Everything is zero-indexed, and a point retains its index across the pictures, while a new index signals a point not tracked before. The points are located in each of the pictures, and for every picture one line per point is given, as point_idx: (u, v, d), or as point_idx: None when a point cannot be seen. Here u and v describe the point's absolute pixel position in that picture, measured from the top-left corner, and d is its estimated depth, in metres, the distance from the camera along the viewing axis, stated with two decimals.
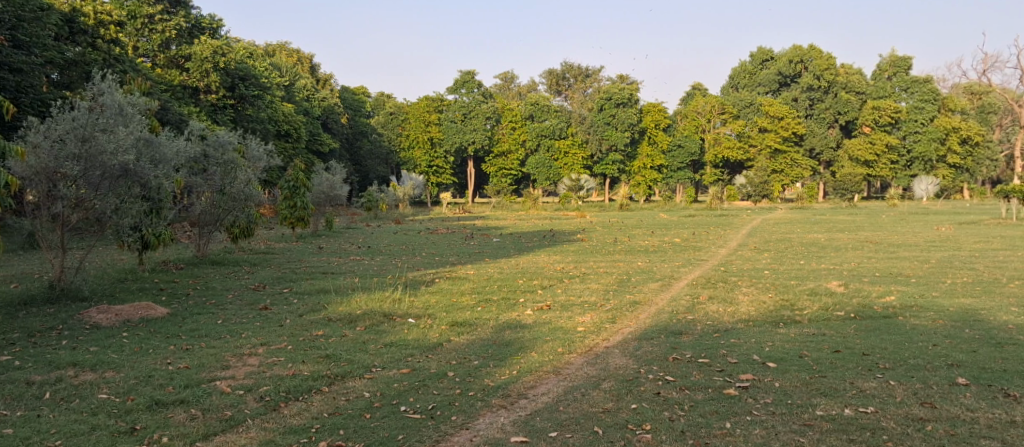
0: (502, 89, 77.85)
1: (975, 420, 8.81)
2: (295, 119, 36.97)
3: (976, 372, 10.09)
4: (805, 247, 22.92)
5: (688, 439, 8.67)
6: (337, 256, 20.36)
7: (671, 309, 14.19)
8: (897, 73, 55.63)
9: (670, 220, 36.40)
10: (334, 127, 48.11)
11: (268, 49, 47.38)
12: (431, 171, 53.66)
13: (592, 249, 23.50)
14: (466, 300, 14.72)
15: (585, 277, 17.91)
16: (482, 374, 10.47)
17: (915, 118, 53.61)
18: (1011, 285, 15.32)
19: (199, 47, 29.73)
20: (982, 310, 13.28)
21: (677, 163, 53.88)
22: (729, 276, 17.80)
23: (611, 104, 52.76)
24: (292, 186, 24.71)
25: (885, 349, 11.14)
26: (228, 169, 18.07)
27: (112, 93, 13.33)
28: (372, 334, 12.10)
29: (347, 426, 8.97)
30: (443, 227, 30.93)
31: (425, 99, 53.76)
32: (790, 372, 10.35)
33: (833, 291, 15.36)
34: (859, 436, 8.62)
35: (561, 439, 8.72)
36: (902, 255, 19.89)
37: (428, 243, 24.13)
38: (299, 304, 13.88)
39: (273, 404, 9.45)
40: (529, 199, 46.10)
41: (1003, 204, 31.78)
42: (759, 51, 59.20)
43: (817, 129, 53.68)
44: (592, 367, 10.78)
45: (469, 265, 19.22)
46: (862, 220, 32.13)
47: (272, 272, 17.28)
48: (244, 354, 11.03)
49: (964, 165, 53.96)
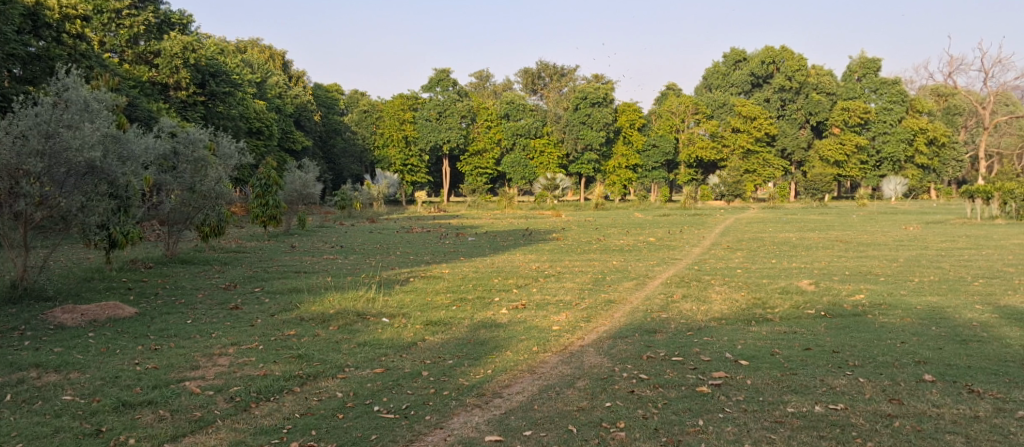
0: (477, 87, 77.90)
1: (941, 416, 8.97)
2: (267, 116, 36.75)
3: (942, 369, 10.28)
4: (777, 246, 23.11)
5: (662, 436, 8.75)
6: (309, 254, 20.28)
7: (645, 308, 14.25)
8: (866, 75, 56.00)
9: (645, 220, 36.43)
10: (306, 124, 47.72)
11: (239, 45, 46.92)
12: (406, 170, 53.69)
13: (567, 249, 23.51)
14: (441, 299, 14.71)
15: (560, 276, 17.95)
16: (456, 373, 10.48)
17: (884, 119, 54.21)
18: (976, 283, 15.61)
19: (169, 43, 29.45)
20: (948, 307, 13.53)
21: (651, 163, 54.42)
22: (702, 275, 17.88)
23: (586, 104, 53.08)
24: (264, 184, 24.49)
25: (855, 347, 11.31)
26: (198, 167, 17.85)
27: (78, 88, 13.09)
28: (345, 334, 12.07)
29: (320, 426, 8.95)
30: (417, 226, 30.17)
31: (399, 97, 53.58)
32: (762, 369, 10.49)
33: (803, 289, 15.58)
34: (829, 433, 8.74)
35: (535, 438, 8.75)
36: (871, 255, 20.12)
37: (402, 242, 23.94)
38: (271, 304, 13.78)
39: (244, 405, 9.40)
40: (505, 198, 46.01)
41: (969, 204, 32.22)
42: (732, 52, 59.83)
43: (788, 130, 54.25)
44: (566, 366, 10.83)
45: (443, 265, 19.15)
46: (832, 220, 32.43)
47: (243, 271, 17.16)
48: (214, 354, 10.94)
49: (931, 165, 55.03)
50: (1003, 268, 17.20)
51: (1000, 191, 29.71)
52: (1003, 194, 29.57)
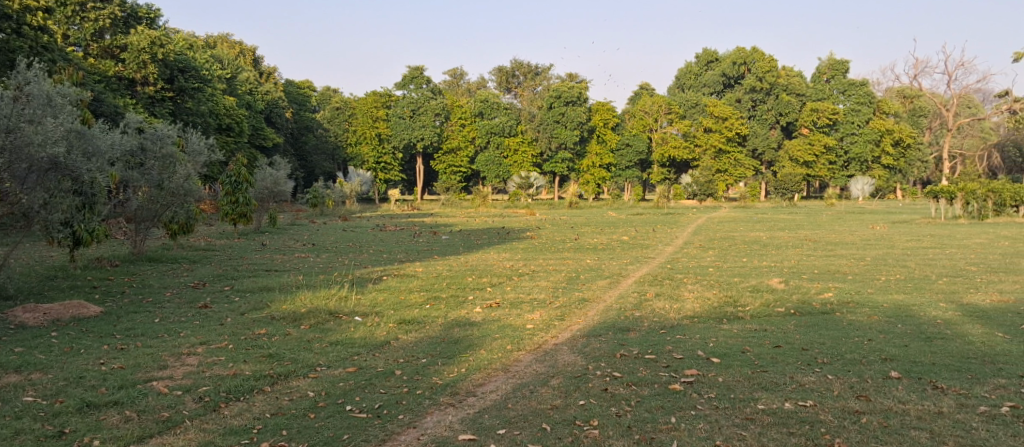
0: (451, 85, 77.89)
1: (906, 412, 9.17)
2: (237, 113, 36.47)
3: (908, 365, 10.51)
4: (748, 245, 23.47)
5: (635, 434, 8.86)
6: (280, 253, 20.23)
7: (619, 307, 14.38)
8: (835, 76, 56.84)
9: (618, 218, 36.68)
10: (277, 121, 47.33)
11: (209, 40, 46.43)
12: (379, 168, 53.53)
13: (541, 247, 23.68)
14: (415, 298, 14.75)
15: (534, 274, 18.06)
16: (430, 372, 10.53)
17: (851, 120, 54.96)
18: (940, 281, 15.96)
19: (136, 37, 29.09)
20: (914, 305, 13.83)
21: (625, 162, 54.69)
22: (675, 274, 18.07)
23: (561, 102, 53.29)
24: (234, 181, 24.33)
25: (824, 345, 11.51)
26: (166, 164, 17.63)
27: (41, 82, 12.90)
28: (317, 333, 12.06)
29: (291, 426, 8.96)
30: (390, 225, 30.04)
31: (372, 95, 53.36)
32: (733, 367, 10.65)
33: (773, 288, 15.81)
34: (798, 429, 8.89)
35: (509, 437, 8.82)
36: (839, 253, 20.49)
37: (376, 240, 23.91)
38: (241, 303, 13.73)
39: (213, 405, 9.36)
40: (479, 196, 46.15)
41: (933, 205, 32.87)
42: (704, 52, 60.47)
43: (758, 130, 55.13)
44: (540, 364, 10.92)
45: (417, 263, 19.15)
46: (802, 219, 32.92)
47: (213, 269, 17.07)
48: (182, 354, 10.88)
49: (897, 165, 55.93)
50: (966, 266, 17.61)
51: (962, 192, 30.41)
52: (965, 194, 30.27)
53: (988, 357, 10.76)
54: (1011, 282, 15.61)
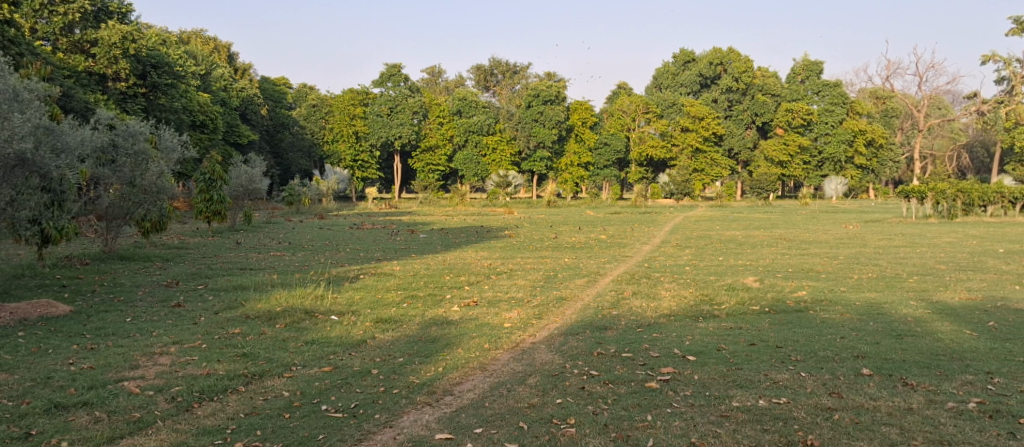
0: (429, 83, 77.71)
1: (877, 408, 9.30)
2: (211, 110, 36.14)
3: (879, 362, 10.66)
4: (724, 244, 23.64)
5: (611, 432, 8.92)
6: (255, 251, 20.11)
7: (596, 305, 14.44)
8: (809, 77, 57.26)
9: (595, 217, 36.79)
10: (253, 118, 46.93)
11: (182, 36, 45.92)
12: (356, 166, 53.32)
13: (519, 246, 23.72)
14: (392, 296, 14.74)
15: (512, 273, 18.08)
16: (406, 371, 10.53)
17: (826, 120, 55.46)
18: (911, 280, 16.17)
19: (107, 32, 28.67)
20: (885, 303, 14.01)
21: (603, 161, 54.90)
22: (652, 272, 18.18)
23: (539, 101, 53.34)
24: (208, 179, 24.12)
25: (797, 342, 11.64)
26: (138, 161, 17.40)
27: (6, 76, 12.69)
28: (293, 332, 12.02)
29: (265, 426, 8.92)
30: (368, 223, 29.93)
31: (350, 92, 53.15)
32: (708, 364, 10.75)
33: (749, 286, 15.95)
34: (772, 426, 8.99)
35: (486, 435, 8.84)
36: (812, 252, 20.73)
37: (353, 239, 23.81)
38: (214, 301, 13.64)
39: (186, 405, 9.31)
40: (457, 194, 46.10)
41: (905, 205, 33.29)
42: (681, 52, 60.89)
43: (734, 130, 55.48)
44: (517, 363, 10.96)
45: (394, 262, 19.10)
46: (776, 218, 33.23)
47: (187, 267, 16.94)
48: (154, 353, 10.80)
49: (870, 165, 56.55)
50: (935, 265, 17.89)
51: (932, 191, 30.87)
52: (935, 194, 30.74)
53: (956, 354, 10.93)
54: (978, 280, 15.88)
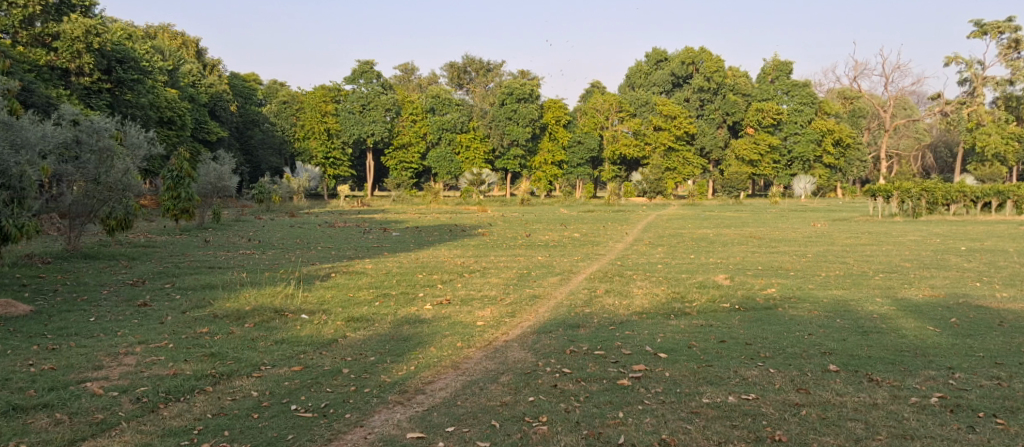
0: (403, 81, 77.46)
1: (843, 404, 9.43)
2: (179, 106, 35.88)
3: (845, 359, 10.82)
4: (696, 242, 23.83)
5: (582, 430, 8.96)
6: (224, 249, 19.93)
7: (569, 304, 14.49)
8: (779, 77, 57.68)
9: (569, 216, 36.94)
10: (222, 115, 46.43)
11: (149, 30, 45.30)
12: (329, 163, 53.05)
13: (492, 244, 23.73)
14: (364, 295, 14.69)
15: (485, 271, 18.09)
16: (378, 370, 10.49)
17: (795, 120, 56.06)
18: (877, 277, 16.42)
19: (70, 26, 28.20)
20: (852, 300, 14.22)
21: (577, 159, 55.37)
22: (625, 270, 18.29)
23: (512, 99, 53.31)
24: (176, 176, 23.85)
25: (766, 339, 11.78)
26: (104, 157, 17.16)
27: None
28: (262, 331, 11.92)
29: (233, 427, 8.85)
30: (340, 221, 29.87)
31: (321, 89, 52.83)
32: (679, 362, 10.83)
33: (719, 284, 16.10)
34: (741, 422, 9.08)
35: (457, 434, 8.84)
36: (782, 250, 20.99)
37: (325, 237, 23.65)
38: (182, 300, 13.48)
39: (152, 406, 9.21)
40: (430, 192, 45.90)
41: (872, 203, 33.77)
42: (654, 52, 61.46)
43: (706, 130, 55.95)
44: (490, 361, 10.97)
45: (367, 260, 19.04)
46: (747, 217, 33.57)
47: (153, 266, 16.74)
48: (119, 353, 10.66)
49: (837, 165, 57.31)
50: (900, 262, 18.19)
51: (898, 190, 31.37)
52: (901, 193, 31.25)
53: (920, 350, 11.12)
54: (942, 278, 16.16)
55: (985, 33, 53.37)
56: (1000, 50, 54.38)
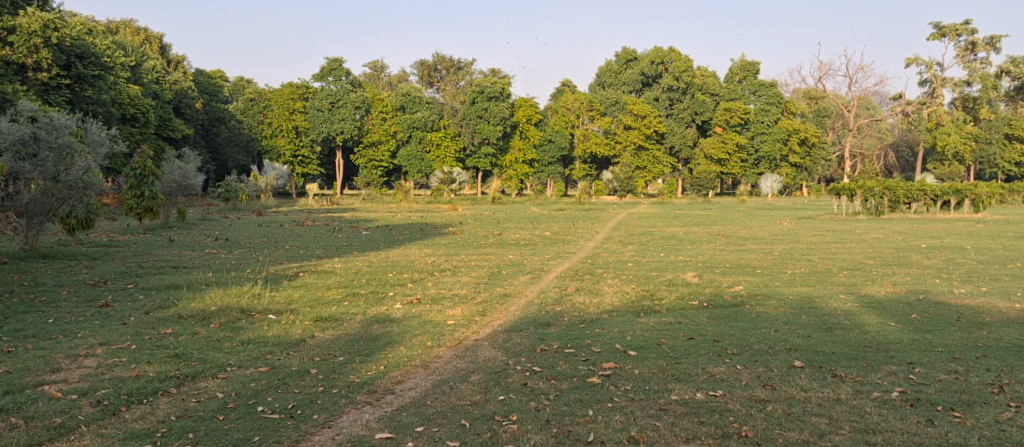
0: (372, 78, 77.10)
1: (808, 399, 9.54)
2: (142, 102, 35.45)
3: (811, 355, 10.95)
4: (665, 240, 23.98)
5: (553, 428, 8.98)
6: (189, 248, 19.64)
7: (540, 302, 14.52)
8: (746, 77, 58.15)
9: (540, 214, 37.04)
10: (187, 112, 45.78)
11: (110, 26, 44.51)
12: (297, 161, 52.64)
13: (463, 242, 23.71)
14: (332, 294, 14.60)
15: (456, 270, 18.07)
16: (347, 370, 10.43)
17: (762, 120, 56.55)
18: (842, 274, 16.66)
19: (26, 20, 27.66)
20: (817, 297, 14.43)
21: (548, 158, 55.70)
22: (595, 269, 18.35)
23: (483, 98, 53.19)
24: (139, 174, 23.53)
25: (733, 336, 11.89)
26: (62, 155, 16.81)
27: None
28: (228, 332, 11.79)
29: (197, 429, 8.74)
30: (308, 220, 29.68)
31: (289, 86, 52.31)
32: (648, 359, 10.91)
33: (688, 281, 16.23)
34: (708, 418, 9.15)
35: (427, 434, 8.81)
36: (749, 248, 21.18)
37: (293, 236, 23.46)
38: (145, 301, 13.30)
39: (113, 409, 9.07)
40: (401, 191, 45.61)
41: (838, 201, 34.22)
42: (623, 51, 61.98)
43: (676, 129, 56.37)
44: (460, 360, 10.95)
45: (336, 259, 18.94)
46: (715, 215, 33.82)
47: (115, 266, 16.48)
48: (80, 355, 10.49)
49: (803, 164, 57.96)
50: (864, 260, 18.48)
51: (861, 189, 31.83)
52: (864, 191, 31.70)
53: (882, 345, 11.29)
54: (903, 275, 16.42)
55: (943, 35, 54.46)
56: (959, 52, 55.49)
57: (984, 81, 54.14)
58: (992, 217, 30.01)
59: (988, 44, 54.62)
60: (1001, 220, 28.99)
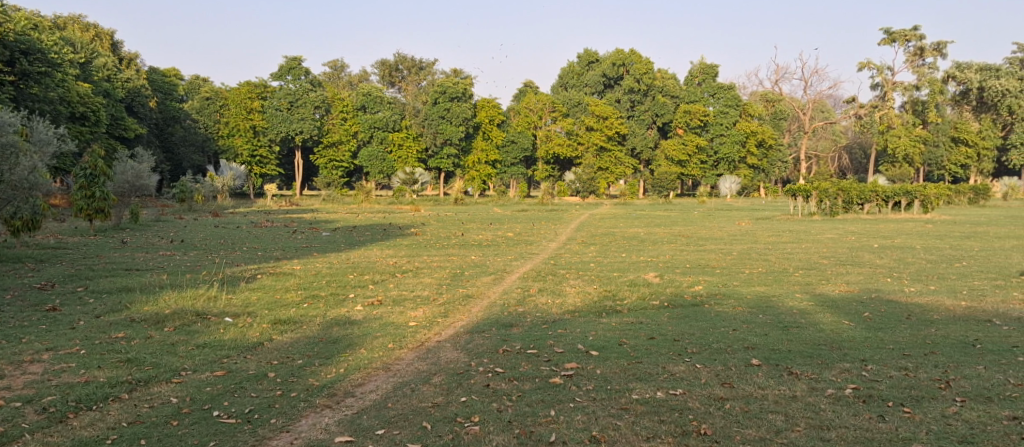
0: (332, 78, 76.48)
1: (765, 397, 9.65)
2: (93, 101, 34.82)
3: (767, 353, 11.08)
4: (627, 240, 24.22)
5: (515, 429, 8.96)
6: (142, 250, 19.36)
7: (502, 303, 14.51)
8: (705, 80, 58.75)
9: (503, 215, 37.25)
10: (140, 111, 44.83)
11: (57, 21, 43.32)
12: (255, 161, 52.02)
13: (425, 243, 23.71)
14: (292, 296, 14.43)
15: (418, 271, 17.99)
16: (306, 373, 10.31)
17: (721, 122, 57.05)
18: (798, 274, 16.93)
19: None
20: (773, 296, 14.62)
21: (510, 159, 55.67)
22: (557, 269, 18.43)
23: (445, 98, 52.97)
24: (90, 174, 23.04)
25: (693, 335, 11.99)
26: (7, 154, 16.22)
27: None
28: (183, 335, 11.58)
29: (150, 435, 8.57)
30: (266, 220, 29.81)
31: (246, 85, 51.63)
32: (610, 359, 10.95)
33: (649, 281, 16.34)
34: (669, 417, 9.20)
35: (387, 437, 8.73)
36: (708, 248, 21.47)
37: (251, 237, 23.25)
38: (96, 304, 13.01)
39: (60, 416, 8.85)
40: (362, 191, 45.33)
41: (794, 202, 34.83)
42: (585, 53, 62.36)
43: (637, 130, 56.82)
44: (422, 362, 10.87)
45: (295, 261, 18.68)
46: (676, 216, 34.23)
47: (64, 269, 16.08)
48: (25, 361, 10.21)
49: (760, 165, 58.51)
50: (818, 259, 18.81)
51: (816, 190, 32.27)
52: (818, 192, 32.23)
53: (836, 343, 11.48)
54: (857, 274, 16.74)
55: (893, 40, 55.63)
56: (908, 57, 56.73)
57: (932, 86, 55.51)
58: (940, 217, 30.80)
59: (936, 50, 55.92)
60: (949, 220, 29.81)
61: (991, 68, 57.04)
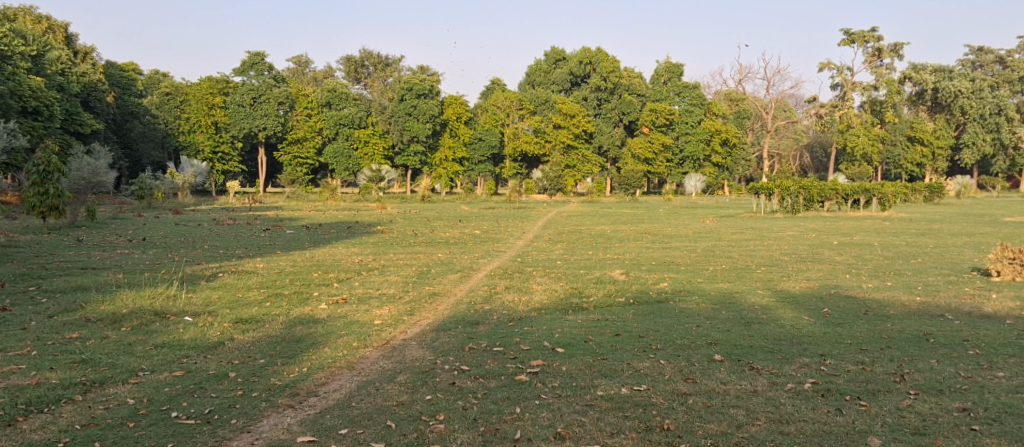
0: (296, 73, 75.64)
1: (727, 392, 9.72)
2: (46, 95, 33.94)
3: (729, 349, 11.17)
4: (592, 238, 24.28)
5: (480, 426, 8.92)
6: (98, 249, 18.95)
7: (468, 301, 14.42)
8: (671, 78, 59.11)
9: (469, 212, 37.07)
10: (96, 105, 43.88)
11: (7, 13, 42.18)
12: (217, 158, 50.93)
13: (391, 241, 23.55)
14: (254, 294, 14.24)
15: (384, 269, 17.83)
16: (268, 372, 10.17)
17: (686, 120, 57.45)
18: (760, 270, 17.11)
19: None
20: (736, 292, 14.77)
21: (478, 156, 55.46)
22: (524, 267, 18.39)
23: (412, 94, 52.57)
24: (43, 171, 22.54)
25: (658, 331, 12.06)
26: None
27: None
28: (140, 335, 11.35)
29: (105, 437, 8.39)
30: (227, 219, 28.38)
31: (208, 80, 50.80)
32: (575, 356, 10.96)
33: (615, 279, 16.41)
34: (632, 413, 9.23)
35: (350, 436, 8.64)
36: (673, 245, 21.64)
37: (212, 235, 22.82)
38: (48, 304, 12.70)
39: (9, 419, 8.62)
40: (327, 188, 44.73)
41: (756, 200, 35.18)
42: (552, 51, 62.62)
43: (604, 128, 56.97)
44: (387, 360, 10.79)
45: (258, 259, 18.45)
46: (642, 213, 34.48)
47: (16, 268, 15.67)
48: None
49: (725, 163, 59.08)
50: (780, 256, 18.99)
51: (779, 188, 32.68)
52: (780, 190, 32.64)
53: (796, 338, 11.61)
54: (817, 270, 16.98)
55: (853, 41, 56.45)
56: (866, 58, 57.72)
57: (890, 86, 56.55)
58: (897, 215, 31.37)
59: (893, 50, 56.92)
60: (906, 218, 30.32)
61: (946, 69, 58.28)
